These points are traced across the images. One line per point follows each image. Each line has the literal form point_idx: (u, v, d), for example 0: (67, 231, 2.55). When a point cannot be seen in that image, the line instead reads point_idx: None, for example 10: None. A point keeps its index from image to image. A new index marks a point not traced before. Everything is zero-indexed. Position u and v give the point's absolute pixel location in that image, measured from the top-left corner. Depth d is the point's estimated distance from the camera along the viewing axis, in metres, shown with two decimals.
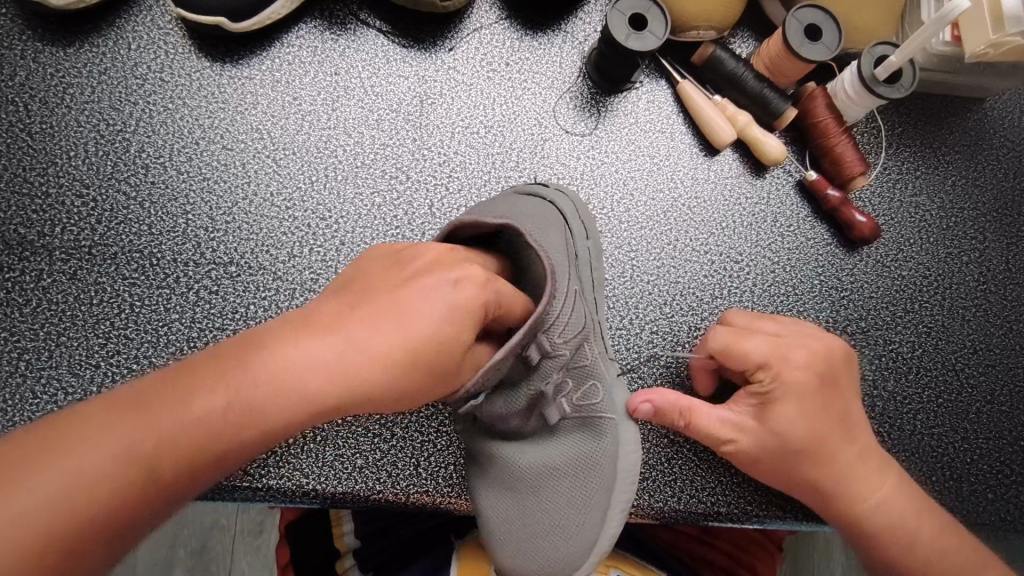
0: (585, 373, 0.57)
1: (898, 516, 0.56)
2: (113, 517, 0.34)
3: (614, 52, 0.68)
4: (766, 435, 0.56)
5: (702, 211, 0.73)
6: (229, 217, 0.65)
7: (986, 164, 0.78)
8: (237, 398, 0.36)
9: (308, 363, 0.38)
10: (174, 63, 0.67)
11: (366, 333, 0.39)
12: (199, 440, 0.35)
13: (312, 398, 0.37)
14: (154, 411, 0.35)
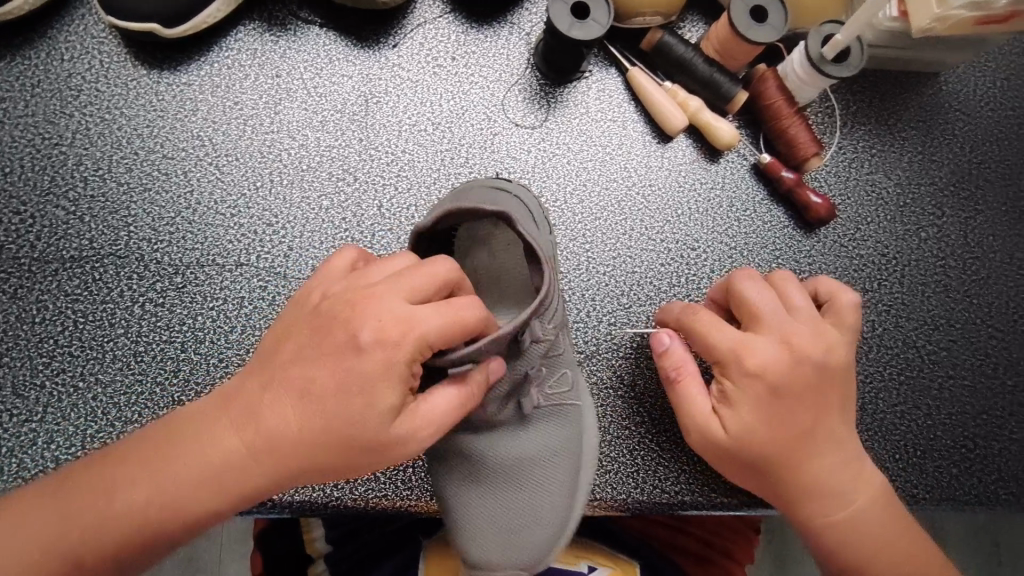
0: (558, 362, 0.58)
1: (864, 530, 0.56)
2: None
3: (559, 42, 0.67)
4: (721, 436, 0.56)
5: (657, 199, 0.73)
6: (172, 227, 0.64)
7: (942, 139, 0.78)
8: (159, 488, 0.45)
9: (215, 454, 0.45)
10: (109, 72, 0.66)
11: (264, 419, 0.45)
12: (124, 530, 0.45)
13: (224, 479, 0.45)
14: (99, 507, 0.45)
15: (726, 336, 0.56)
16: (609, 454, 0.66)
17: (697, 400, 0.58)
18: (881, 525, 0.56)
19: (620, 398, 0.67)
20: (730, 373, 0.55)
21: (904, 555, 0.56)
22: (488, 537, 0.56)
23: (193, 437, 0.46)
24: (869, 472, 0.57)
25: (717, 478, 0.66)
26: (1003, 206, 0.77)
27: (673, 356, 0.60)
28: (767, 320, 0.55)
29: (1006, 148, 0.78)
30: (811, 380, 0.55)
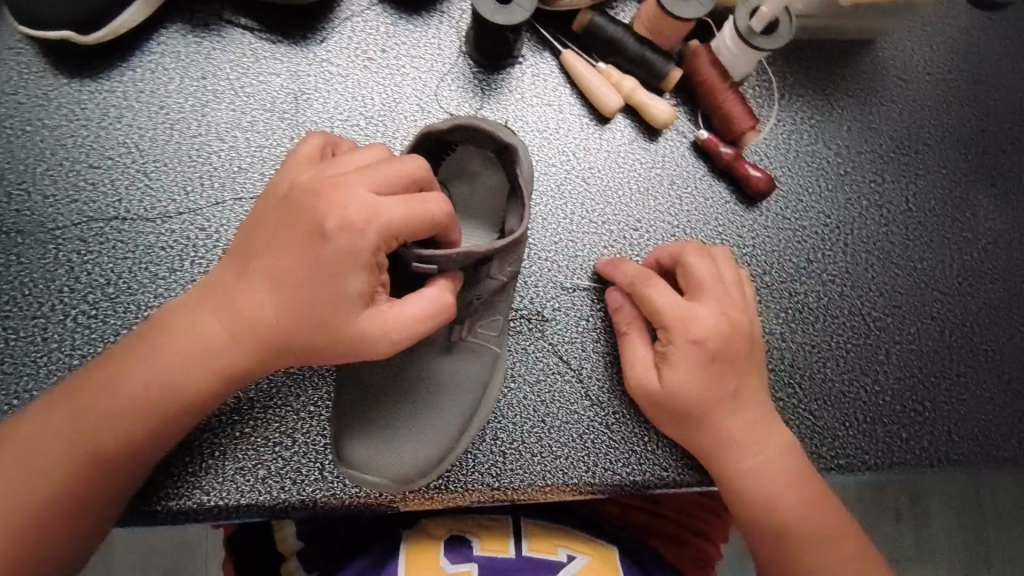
0: (496, 306, 0.61)
1: (770, 481, 0.58)
2: (80, 483, 0.50)
3: (485, 29, 0.66)
4: (661, 388, 0.59)
5: (597, 181, 0.72)
6: (102, 237, 0.63)
7: (879, 106, 0.78)
8: (159, 376, 0.51)
9: (206, 339, 0.51)
10: (28, 83, 0.64)
11: (245, 301, 0.50)
12: (132, 415, 0.51)
13: (217, 361, 0.51)
14: (102, 397, 0.51)
15: (669, 301, 0.59)
16: (560, 441, 0.65)
17: (638, 356, 0.61)
18: (788, 480, 0.59)
19: (568, 382, 0.67)
20: (674, 334, 0.59)
21: (806, 512, 0.58)
22: (369, 457, 0.58)
23: (182, 328, 0.51)
24: (786, 439, 0.61)
25: (669, 456, 0.66)
26: (943, 169, 0.78)
27: (621, 313, 0.64)
28: (708, 289, 0.60)
29: (944, 111, 0.79)
30: (736, 345, 0.59)
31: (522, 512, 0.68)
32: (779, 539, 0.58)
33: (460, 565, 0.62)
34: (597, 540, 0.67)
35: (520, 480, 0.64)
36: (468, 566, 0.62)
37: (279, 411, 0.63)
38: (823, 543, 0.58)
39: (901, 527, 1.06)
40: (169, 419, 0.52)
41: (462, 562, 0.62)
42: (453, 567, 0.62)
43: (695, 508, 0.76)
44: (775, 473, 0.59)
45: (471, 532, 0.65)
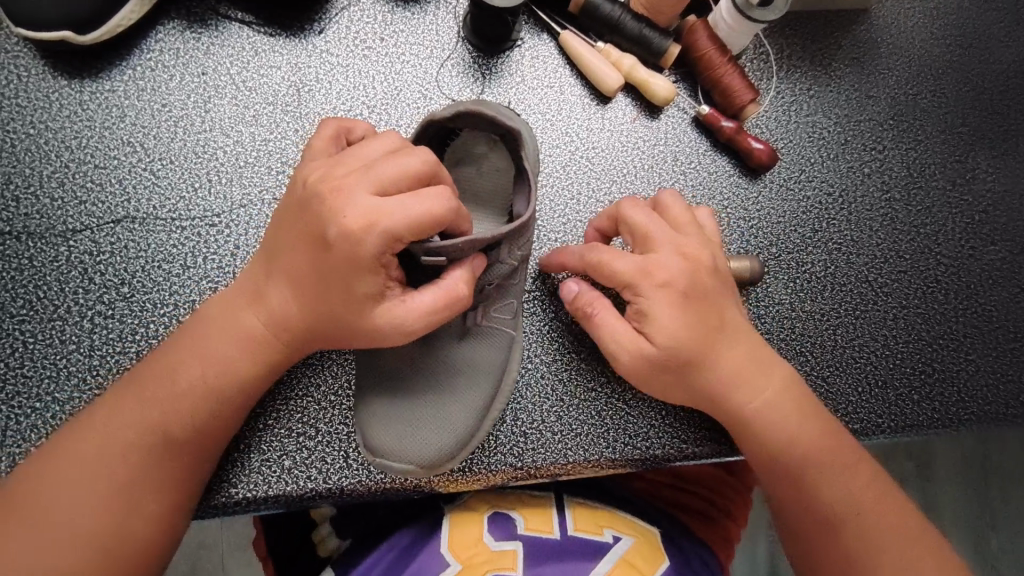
0: (509, 289, 0.62)
1: (778, 419, 0.59)
2: (122, 498, 0.50)
3: (484, 13, 0.67)
4: (652, 346, 0.58)
5: (602, 160, 0.73)
6: (113, 237, 0.63)
7: (877, 74, 0.78)
8: (203, 369, 0.53)
9: (244, 333, 0.53)
10: (28, 86, 0.64)
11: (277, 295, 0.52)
12: (183, 406, 0.52)
13: (255, 353, 0.53)
14: (139, 407, 0.52)
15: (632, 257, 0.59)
16: (579, 418, 0.66)
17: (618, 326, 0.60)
18: (798, 422, 0.59)
19: (583, 361, 0.68)
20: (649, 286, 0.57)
21: (822, 453, 0.58)
22: (393, 443, 0.58)
23: (221, 325, 0.53)
24: (791, 383, 0.60)
25: (686, 428, 0.67)
26: (942, 134, 0.79)
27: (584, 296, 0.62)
28: (657, 237, 0.59)
29: (941, 76, 0.79)
30: (700, 285, 0.58)
31: (562, 490, 0.70)
32: (799, 480, 0.58)
33: (505, 543, 0.62)
34: (639, 522, 0.68)
35: (542, 459, 0.65)
36: (513, 543, 0.61)
37: (300, 402, 0.63)
38: (842, 479, 0.58)
39: (910, 492, 1.07)
40: (215, 409, 0.53)
41: (506, 540, 0.62)
42: (497, 544, 0.62)
43: (723, 486, 0.78)
44: (780, 411, 0.59)
45: (514, 512, 0.66)
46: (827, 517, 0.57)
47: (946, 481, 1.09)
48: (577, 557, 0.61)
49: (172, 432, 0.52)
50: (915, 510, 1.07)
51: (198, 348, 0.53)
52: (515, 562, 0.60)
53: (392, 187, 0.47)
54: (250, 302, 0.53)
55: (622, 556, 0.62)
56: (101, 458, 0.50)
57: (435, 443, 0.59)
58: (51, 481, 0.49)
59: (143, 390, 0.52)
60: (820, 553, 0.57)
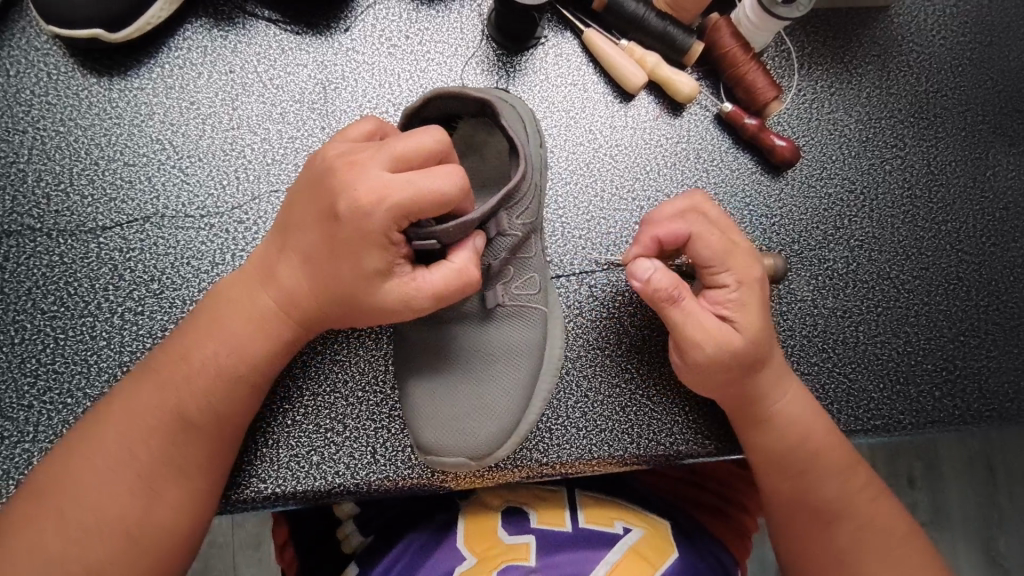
0: (527, 265, 0.61)
1: (795, 417, 0.60)
2: (144, 482, 0.50)
3: (510, 10, 0.67)
4: (740, 339, 0.57)
5: (625, 157, 0.73)
6: (143, 234, 0.63)
7: (898, 71, 0.79)
8: (217, 350, 0.53)
9: (257, 313, 0.53)
10: (58, 84, 0.65)
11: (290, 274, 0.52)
12: (198, 387, 0.52)
13: (267, 333, 0.53)
14: (156, 391, 0.52)
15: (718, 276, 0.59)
16: (604, 414, 0.66)
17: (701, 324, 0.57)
18: (807, 427, 0.60)
19: (608, 358, 0.68)
20: (739, 299, 0.58)
21: (827, 458, 0.60)
22: (439, 440, 0.59)
23: (234, 305, 0.53)
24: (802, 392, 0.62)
25: (710, 425, 0.67)
26: (962, 132, 0.79)
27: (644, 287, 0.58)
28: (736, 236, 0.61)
29: (961, 74, 0.79)
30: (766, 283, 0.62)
31: (573, 483, 0.71)
32: (804, 480, 0.59)
33: (518, 537, 0.64)
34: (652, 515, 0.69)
35: (568, 455, 0.65)
36: (526, 537, 0.63)
37: (328, 398, 0.64)
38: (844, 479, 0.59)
39: (919, 491, 1.08)
40: (230, 390, 0.53)
41: (520, 534, 0.64)
42: (511, 538, 0.64)
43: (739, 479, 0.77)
44: (798, 410, 0.60)
45: (527, 505, 0.68)
46: (825, 515, 0.59)
47: (953, 480, 1.09)
48: (587, 548, 0.63)
49: (189, 414, 0.52)
50: (924, 509, 1.07)
51: (212, 330, 0.53)
52: (528, 555, 0.62)
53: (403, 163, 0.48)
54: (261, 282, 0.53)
55: (631, 545, 0.64)
56: (120, 443, 0.50)
57: (485, 443, 0.59)
58: (74, 466, 0.50)
59: (158, 374, 0.52)
60: (813, 547, 0.58)
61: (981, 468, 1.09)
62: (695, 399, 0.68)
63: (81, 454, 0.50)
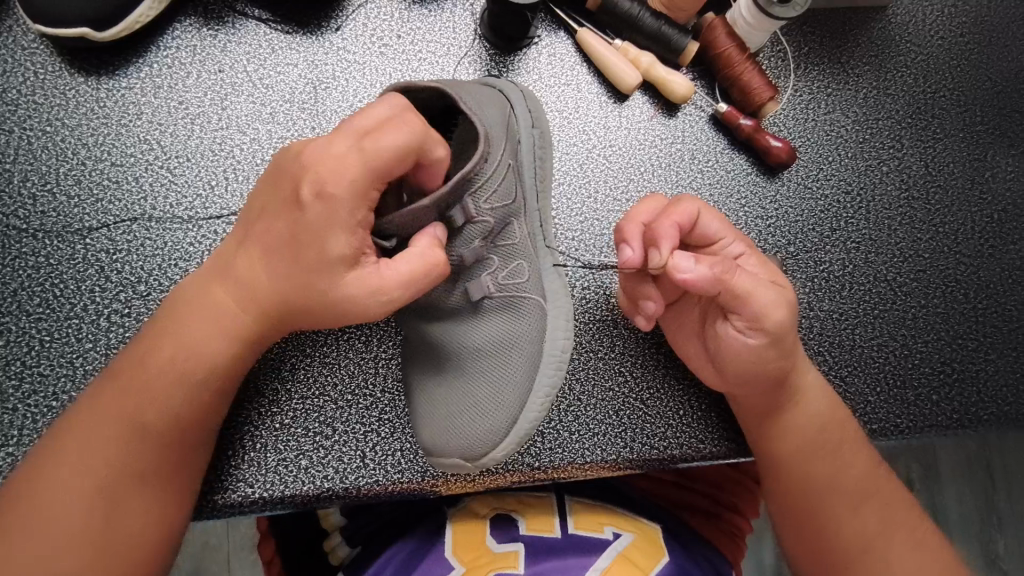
0: (512, 253, 0.59)
1: (823, 399, 0.60)
2: (105, 485, 0.50)
3: (503, 10, 0.66)
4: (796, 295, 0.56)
5: (618, 158, 0.72)
6: (130, 235, 0.63)
7: (895, 72, 0.78)
8: (176, 352, 0.52)
9: (215, 312, 0.52)
10: (46, 83, 0.64)
11: (250, 268, 0.51)
12: (158, 390, 0.51)
13: (227, 331, 0.52)
14: (118, 390, 0.51)
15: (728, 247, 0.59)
16: (597, 418, 0.66)
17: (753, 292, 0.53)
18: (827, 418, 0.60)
19: (601, 361, 0.67)
20: (758, 263, 0.58)
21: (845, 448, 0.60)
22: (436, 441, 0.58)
23: (192, 307, 0.52)
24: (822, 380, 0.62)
25: (704, 428, 0.67)
26: (960, 132, 0.78)
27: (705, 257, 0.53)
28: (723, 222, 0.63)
29: (959, 74, 0.78)
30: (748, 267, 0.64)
31: (562, 489, 0.70)
32: (825, 464, 0.59)
33: (506, 545, 0.63)
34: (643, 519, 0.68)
35: (560, 459, 0.65)
36: (515, 545, 0.63)
37: (317, 401, 0.63)
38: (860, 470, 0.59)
39: (918, 494, 1.07)
40: (192, 389, 0.52)
41: (509, 542, 0.64)
42: (500, 546, 0.63)
43: (728, 481, 0.77)
44: (825, 392, 0.61)
45: (515, 511, 0.67)
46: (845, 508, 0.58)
47: (951, 483, 1.08)
48: (575, 554, 0.63)
49: (149, 414, 0.51)
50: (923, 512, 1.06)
51: (167, 332, 0.52)
52: (517, 563, 0.62)
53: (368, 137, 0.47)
54: (220, 279, 0.52)
55: (620, 552, 0.63)
56: (82, 445, 0.50)
57: (476, 440, 0.57)
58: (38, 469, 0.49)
59: (116, 380, 0.52)
60: (834, 540, 0.58)
61: (979, 470, 1.09)
62: (689, 402, 0.67)
63: (46, 457, 0.50)
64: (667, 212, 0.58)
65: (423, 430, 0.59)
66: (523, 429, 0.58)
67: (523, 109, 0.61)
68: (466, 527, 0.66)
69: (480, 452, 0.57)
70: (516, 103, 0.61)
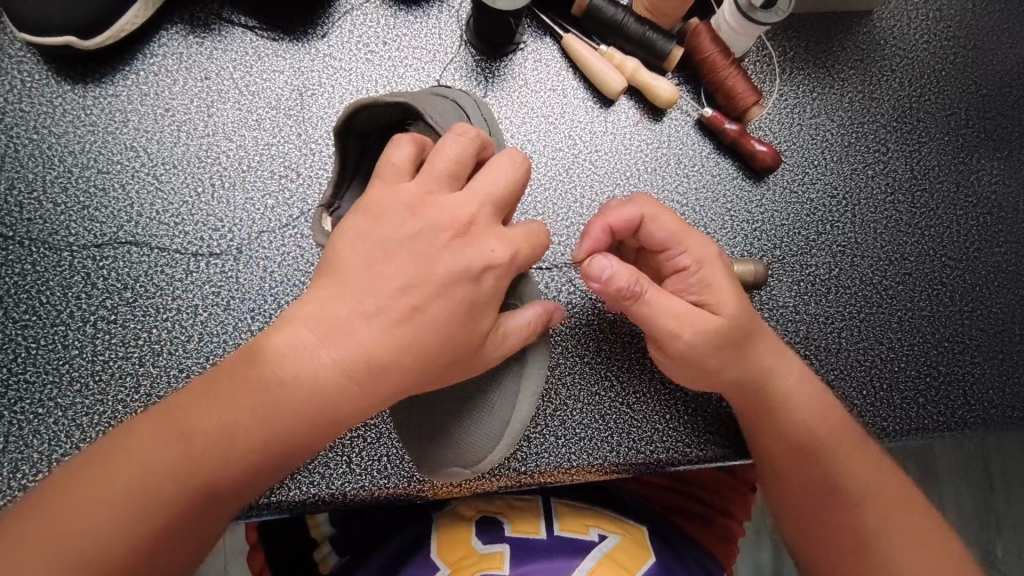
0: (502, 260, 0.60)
1: (803, 396, 0.62)
2: (170, 530, 0.48)
3: (487, 17, 0.66)
4: (721, 323, 0.58)
5: (604, 163, 0.73)
6: (117, 242, 0.63)
7: (880, 76, 0.78)
8: (268, 432, 0.48)
9: (319, 395, 0.48)
10: (31, 91, 0.64)
11: (373, 344, 0.49)
12: (238, 473, 0.49)
13: (326, 419, 0.49)
14: (208, 446, 0.48)
15: (675, 257, 0.60)
16: (583, 422, 0.66)
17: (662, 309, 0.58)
18: (817, 419, 0.62)
19: (588, 365, 0.67)
20: (698, 280, 0.59)
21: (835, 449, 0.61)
22: (423, 447, 0.59)
23: (297, 392, 0.48)
24: (810, 376, 0.63)
25: (690, 431, 0.67)
26: (946, 136, 0.78)
27: (622, 276, 0.56)
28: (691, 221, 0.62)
29: (944, 78, 0.79)
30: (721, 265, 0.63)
31: (550, 493, 0.70)
32: (816, 461, 0.61)
33: (493, 546, 0.64)
34: (628, 521, 0.69)
35: (546, 463, 0.65)
36: (501, 546, 0.64)
37: None
38: (853, 465, 0.61)
39: None
40: (278, 467, 0.50)
41: (494, 543, 0.64)
42: (486, 547, 0.64)
43: (722, 486, 0.77)
44: (804, 388, 0.62)
45: (502, 514, 0.67)
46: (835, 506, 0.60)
47: (948, 485, 1.08)
48: (563, 556, 0.63)
49: (233, 480, 0.49)
50: None
51: (263, 410, 0.48)
52: (503, 564, 0.63)
53: (453, 172, 0.52)
54: (332, 349, 0.48)
55: (607, 554, 0.64)
56: (163, 488, 0.48)
57: (468, 443, 0.58)
58: (107, 489, 0.47)
59: (193, 442, 0.48)
60: (836, 532, 0.60)
61: (977, 472, 1.09)
62: (676, 406, 0.67)
63: (121, 482, 0.47)
64: (609, 212, 0.60)
65: (411, 436, 0.60)
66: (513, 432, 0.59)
67: (479, 117, 0.61)
68: (453, 530, 0.66)
69: (476, 456, 0.58)
70: (471, 111, 0.61)
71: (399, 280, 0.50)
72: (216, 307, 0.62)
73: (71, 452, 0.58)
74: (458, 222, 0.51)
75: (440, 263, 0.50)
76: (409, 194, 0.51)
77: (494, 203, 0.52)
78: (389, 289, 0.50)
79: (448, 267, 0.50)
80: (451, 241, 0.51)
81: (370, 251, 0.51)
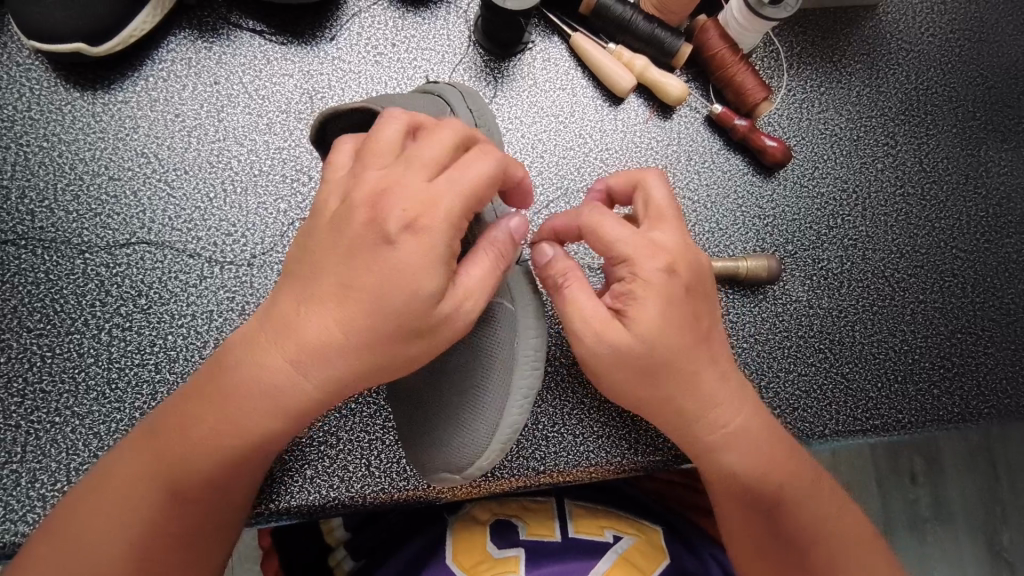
0: None
1: (749, 442, 0.55)
2: (155, 535, 0.48)
3: (496, 17, 0.66)
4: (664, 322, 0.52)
5: (615, 160, 0.73)
6: (130, 249, 0.63)
7: (886, 69, 0.78)
8: (223, 426, 0.46)
9: (262, 381, 0.45)
10: (41, 99, 0.64)
11: (305, 325, 0.44)
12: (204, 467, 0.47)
13: (282, 404, 0.46)
14: (166, 446, 0.48)
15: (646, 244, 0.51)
16: (601, 420, 0.65)
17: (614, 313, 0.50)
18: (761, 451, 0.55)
19: None
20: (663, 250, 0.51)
21: (793, 474, 0.56)
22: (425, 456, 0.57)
23: (239, 382, 0.46)
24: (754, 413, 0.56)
25: None
26: (953, 128, 0.79)
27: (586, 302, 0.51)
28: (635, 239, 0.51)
29: (950, 70, 0.79)
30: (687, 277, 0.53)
31: (563, 494, 0.70)
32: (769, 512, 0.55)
33: (507, 550, 0.63)
34: (641, 520, 0.69)
35: (565, 463, 0.64)
36: (515, 550, 0.63)
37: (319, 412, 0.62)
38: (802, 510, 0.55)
39: (920, 488, 1.07)
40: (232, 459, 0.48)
41: (509, 547, 0.64)
42: (500, 552, 0.63)
43: None
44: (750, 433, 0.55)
45: (516, 517, 0.67)
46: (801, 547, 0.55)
47: (955, 477, 1.08)
48: (575, 557, 0.63)
49: (192, 474, 0.47)
50: (926, 505, 1.07)
51: (214, 407, 0.46)
52: (517, 567, 0.62)
53: (377, 149, 0.45)
54: (269, 343, 0.45)
55: (621, 555, 0.63)
56: (133, 497, 0.47)
57: (460, 449, 0.55)
58: (89, 506, 0.48)
59: (157, 443, 0.48)
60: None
61: (981, 463, 1.09)
62: None
63: (97, 498, 0.48)
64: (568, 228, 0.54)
65: (411, 440, 0.59)
66: (503, 436, 0.56)
67: (463, 110, 0.59)
68: (467, 535, 0.66)
69: (465, 464, 0.56)
70: (455, 103, 0.59)
71: (322, 260, 0.44)
72: (231, 313, 0.62)
73: (88, 460, 0.58)
74: (376, 193, 0.44)
75: (359, 234, 0.44)
76: (336, 183, 0.46)
77: (417, 166, 0.44)
78: (314, 270, 0.45)
79: (367, 234, 0.43)
80: (371, 211, 0.44)
81: (303, 246, 0.46)
